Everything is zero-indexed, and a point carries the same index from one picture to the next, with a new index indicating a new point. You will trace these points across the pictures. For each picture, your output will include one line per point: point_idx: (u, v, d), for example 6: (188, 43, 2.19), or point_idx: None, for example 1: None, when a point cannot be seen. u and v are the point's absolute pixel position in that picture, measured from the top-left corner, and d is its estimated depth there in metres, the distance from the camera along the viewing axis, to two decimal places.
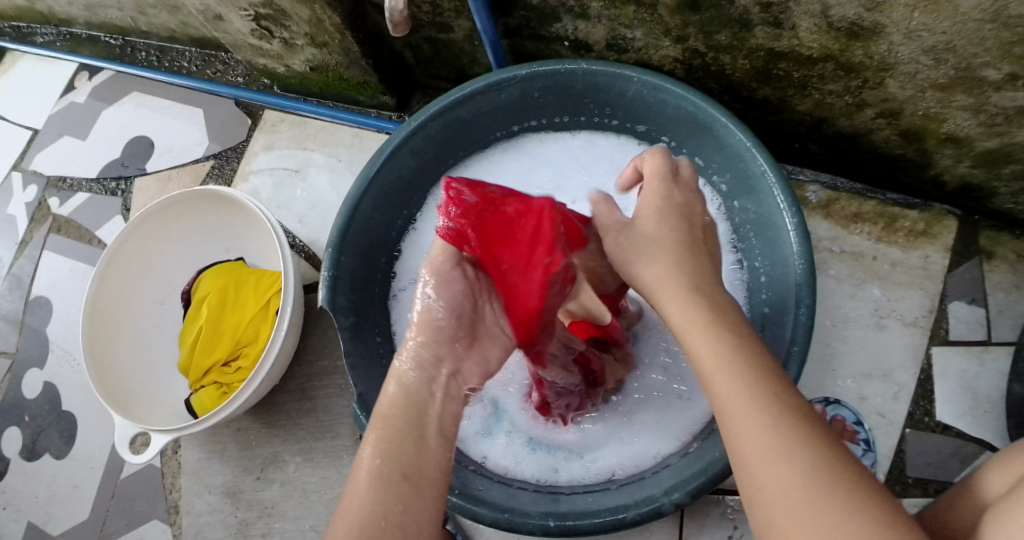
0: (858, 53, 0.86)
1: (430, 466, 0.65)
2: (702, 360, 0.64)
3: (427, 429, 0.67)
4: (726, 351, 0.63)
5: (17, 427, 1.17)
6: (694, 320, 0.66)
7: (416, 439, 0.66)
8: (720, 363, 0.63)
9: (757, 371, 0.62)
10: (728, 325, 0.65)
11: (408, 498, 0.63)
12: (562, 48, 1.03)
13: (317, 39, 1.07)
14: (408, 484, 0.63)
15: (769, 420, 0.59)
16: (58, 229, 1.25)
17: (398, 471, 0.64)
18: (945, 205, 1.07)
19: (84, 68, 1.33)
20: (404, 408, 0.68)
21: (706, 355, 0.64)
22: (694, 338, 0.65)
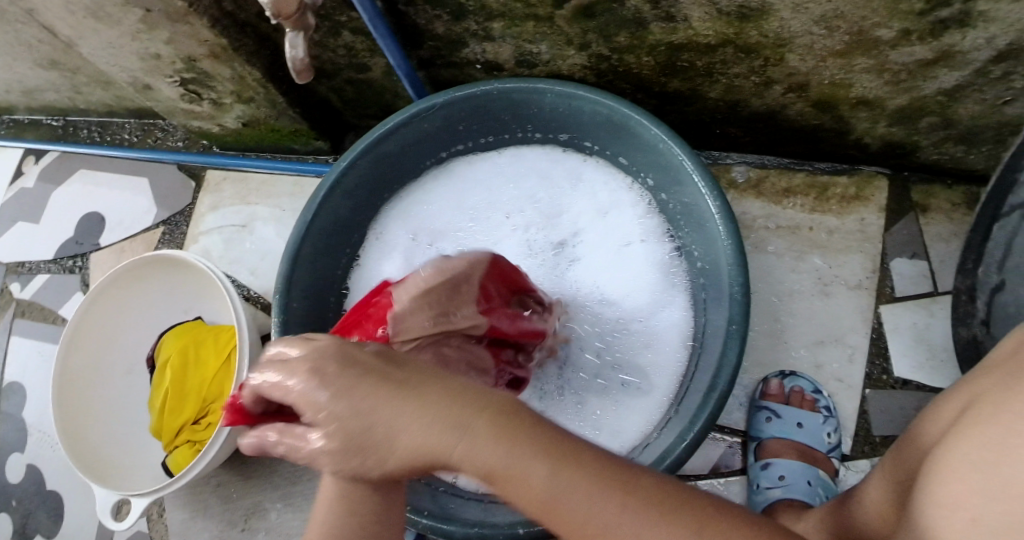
0: (753, 33, 0.89)
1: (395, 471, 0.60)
2: (531, 500, 0.58)
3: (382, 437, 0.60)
4: (549, 481, 0.58)
5: (5, 512, 1.18)
6: (501, 462, 0.58)
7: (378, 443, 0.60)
8: (557, 498, 0.58)
9: (588, 485, 0.58)
10: (525, 442, 0.59)
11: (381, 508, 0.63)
12: (476, 71, 1.06)
13: (243, 96, 1.10)
14: (374, 490, 0.59)
15: (640, 532, 0.57)
16: (22, 313, 1.27)
17: (364, 479, 0.59)
18: (873, 167, 1.10)
19: (29, 153, 1.36)
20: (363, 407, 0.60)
21: (534, 497, 0.59)
22: (515, 483, 0.58)
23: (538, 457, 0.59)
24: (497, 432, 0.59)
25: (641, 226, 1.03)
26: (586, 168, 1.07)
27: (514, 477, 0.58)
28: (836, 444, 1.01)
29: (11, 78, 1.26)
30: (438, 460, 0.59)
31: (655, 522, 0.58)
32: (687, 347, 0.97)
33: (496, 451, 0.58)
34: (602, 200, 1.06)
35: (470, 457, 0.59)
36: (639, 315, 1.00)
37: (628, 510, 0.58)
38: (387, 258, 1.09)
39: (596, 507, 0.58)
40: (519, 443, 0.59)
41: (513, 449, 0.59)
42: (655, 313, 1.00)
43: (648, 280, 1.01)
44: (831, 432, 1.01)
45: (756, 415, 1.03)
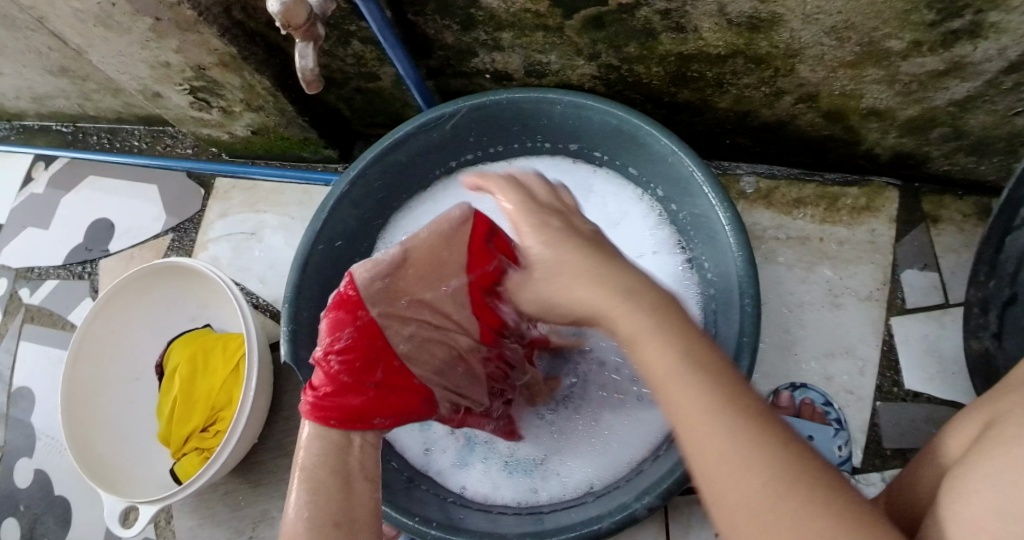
0: (763, 44, 0.89)
1: (361, 515, 0.70)
2: (652, 371, 0.61)
3: (353, 475, 0.72)
4: (712, 401, 0.58)
5: (13, 518, 1.19)
6: (670, 365, 0.60)
7: (342, 488, 0.70)
8: (710, 412, 0.58)
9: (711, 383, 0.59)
10: (676, 328, 0.62)
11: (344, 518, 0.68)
12: (485, 81, 1.06)
13: (252, 104, 1.10)
14: (340, 531, 0.68)
15: (733, 439, 0.57)
16: (31, 318, 1.27)
17: (329, 520, 0.68)
18: (884, 177, 1.09)
19: (38, 159, 1.37)
20: (327, 452, 0.72)
21: (691, 403, 0.58)
22: (674, 387, 0.59)
23: (706, 379, 0.59)
24: (675, 336, 0.61)
25: (651, 238, 1.03)
26: (596, 179, 1.07)
27: (676, 382, 0.59)
28: (846, 457, 1.00)
29: (21, 84, 1.26)
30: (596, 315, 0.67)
31: (752, 441, 0.56)
32: None
33: (670, 352, 0.60)
34: (611, 211, 1.06)
35: (644, 347, 0.62)
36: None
37: (770, 451, 0.56)
38: None
39: (739, 439, 0.56)
40: (698, 360, 0.60)
41: (662, 334, 0.62)
42: None
43: None
44: (841, 445, 1.00)
45: None
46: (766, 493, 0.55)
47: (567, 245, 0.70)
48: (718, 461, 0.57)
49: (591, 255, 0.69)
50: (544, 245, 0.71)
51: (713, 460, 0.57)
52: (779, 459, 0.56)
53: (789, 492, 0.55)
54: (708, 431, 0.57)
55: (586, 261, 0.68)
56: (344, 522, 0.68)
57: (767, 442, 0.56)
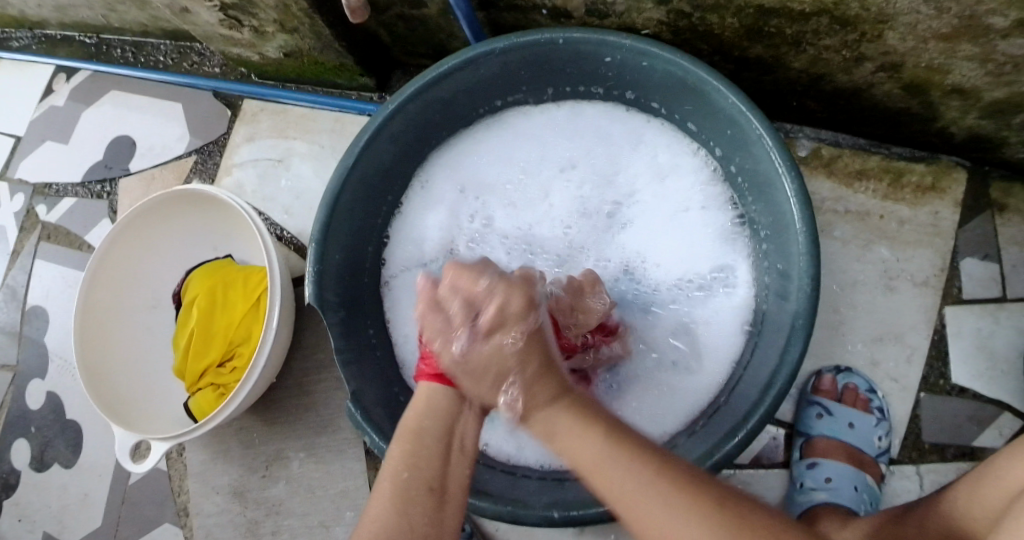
0: (853, 5, 0.81)
1: (454, 482, 0.71)
2: (580, 458, 0.68)
3: (454, 443, 0.72)
4: (643, 479, 0.65)
5: (24, 439, 1.17)
6: (595, 455, 0.67)
7: (442, 457, 0.70)
8: (646, 497, 0.65)
9: (631, 460, 0.66)
10: (594, 418, 0.70)
11: (432, 514, 0.68)
12: (540, 17, 0.99)
13: (287, 25, 1.03)
14: (433, 497, 0.69)
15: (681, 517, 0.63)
16: (48, 236, 1.23)
17: (424, 485, 0.69)
18: (953, 157, 1.02)
19: (60, 69, 1.31)
20: (431, 421, 0.72)
21: (628, 493, 0.65)
22: (606, 474, 0.66)
23: (625, 460, 0.67)
24: (601, 433, 0.68)
25: (703, 198, 0.98)
26: (649, 130, 1.00)
27: (604, 468, 0.67)
28: (885, 448, 0.97)
29: None
30: (538, 422, 0.71)
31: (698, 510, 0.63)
32: (743, 332, 0.94)
33: (593, 442, 0.68)
34: (662, 164, 1.00)
35: (564, 442, 0.69)
36: (695, 281, 0.97)
37: (705, 519, 0.63)
38: (432, 209, 1.05)
39: (673, 514, 0.63)
40: (617, 442, 0.68)
41: (581, 423, 0.69)
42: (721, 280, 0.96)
43: (704, 249, 0.97)
44: (882, 436, 0.97)
45: (806, 409, 1.00)
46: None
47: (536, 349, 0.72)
48: (666, 539, 0.64)
49: (549, 362, 0.72)
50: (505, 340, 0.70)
51: (660, 538, 0.64)
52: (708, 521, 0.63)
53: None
54: (643, 514, 0.65)
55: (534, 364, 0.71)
56: (438, 488, 0.69)
57: (702, 509, 0.64)
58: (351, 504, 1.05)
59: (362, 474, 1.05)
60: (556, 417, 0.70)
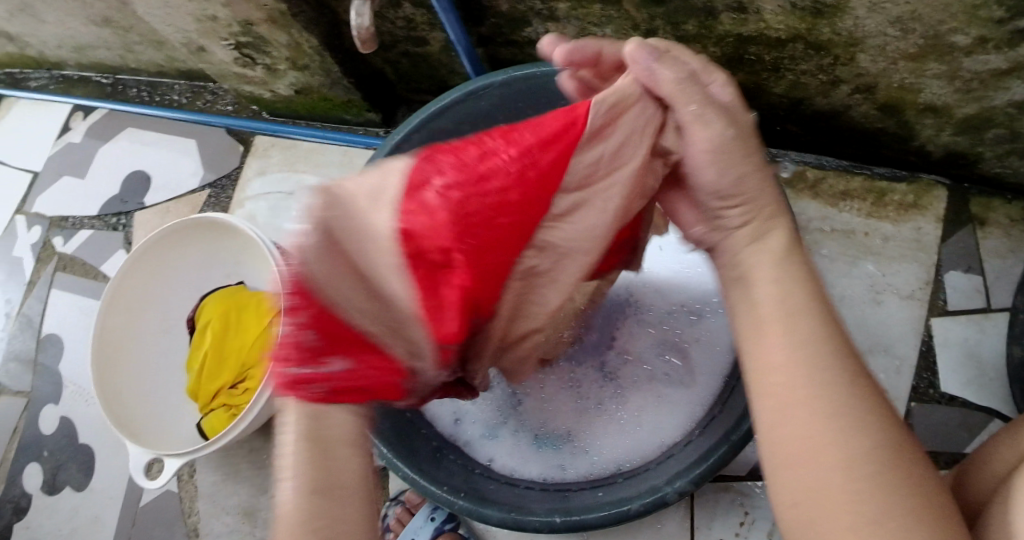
0: (825, 30, 0.87)
1: (349, 473, 0.60)
2: (761, 312, 0.62)
3: (336, 439, 0.61)
4: (823, 367, 0.58)
5: (37, 463, 1.19)
6: (776, 313, 0.61)
7: (326, 454, 0.60)
8: (805, 385, 0.58)
9: (812, 344, 0.59)
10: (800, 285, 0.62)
11: (334, 516, 0.58)
12: (536, 52, 1.05)
13: (298, 63, 1.09)
14: (324, 495, 0.58)
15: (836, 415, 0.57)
16: (64, 267, 1.27)
17: (316, 486, 0.59)
18: (933, 176, 1.07)
19: (78, 108, 1.37)
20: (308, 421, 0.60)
21: (794, 368, 0.59)
22: (772, 333, 0.61)
23: (813, 331, 0.60)
24: (794, 297, 0.61)
25: None
26: None
27: (792, 328, 0.60)
28: None
29: (63, 33, 1.26)
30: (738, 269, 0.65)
31: (848, 421, 0.57)
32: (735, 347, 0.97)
33: (793, 303, 0.61)
34: None
35: (756, 291, 0.63)
36: (685, 307, 1.00)
37: (875, 431, 0.57)
38: None
39: (835, 413, 0.57)
40: (809, 318, 0.61)
41: (780, 283, 0.62)
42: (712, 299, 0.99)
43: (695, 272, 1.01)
44: None
45: None
46: (858, 462, 0.55)
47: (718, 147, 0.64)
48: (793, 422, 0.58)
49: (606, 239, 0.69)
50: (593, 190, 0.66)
51: (805, 426, 0.57)
52: (881, 434, 0.57)
53: (879, 469, 0.56)
54: (805, 400, 0.58)
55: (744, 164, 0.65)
56: (331, 490, 0.59)
57: (848, 419, 0.57)
58: None
59: None
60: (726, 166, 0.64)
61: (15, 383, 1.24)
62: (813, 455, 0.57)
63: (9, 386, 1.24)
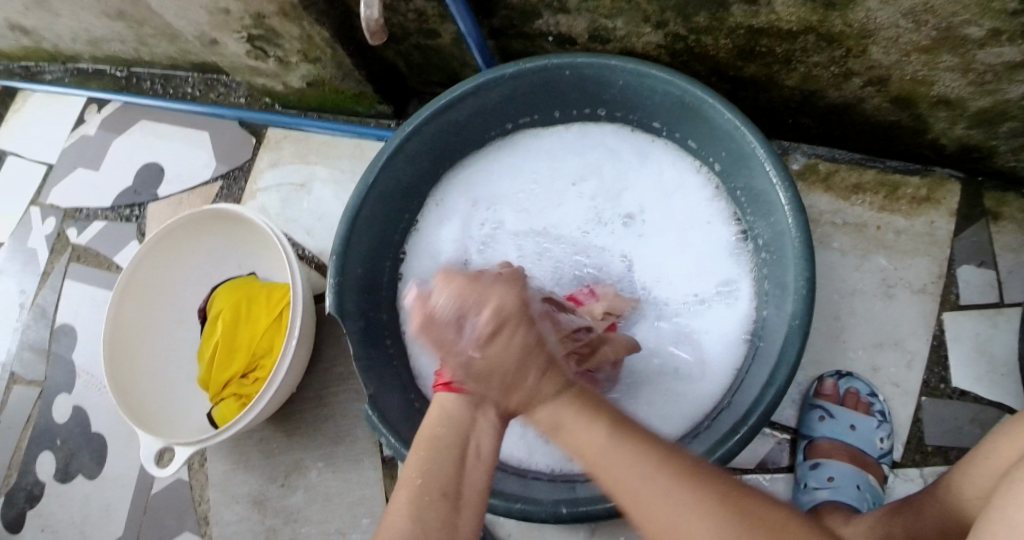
0: (837, 22, 0.86)
1: (470, 489, 0.67)
2: (585, 453, 0.66)
3: (468, 453, 0.69)
4: (653, 474, 0.63)
5: (50, 451, 1.21)
6: (598, 451, 0.65)
7: (455, 467, 0.68)
8: (653, 500, 0.62)
9: (637, 452, 0.64)
10: (602, 412, 0.67)
11: (447, 519, 0.65)
12: (547, 44, 1.05)
13: (310, 55, 1.09)
14: (448, 503, 0.66)
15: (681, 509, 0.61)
16: (78, 257, 1.29)
17: (438, 489, 0.66)
18: (947, 169, 1.06)
19: (93, 100, 1.38)
20: (445, 426, 0.69)
21: (631, 482, 0.63)
22: (607, 468, 0.64)
23: (632, 456, 0.64)
24: (601, 424, 0.66)
25: (708, 214, 1.02)
26: (653, 149, 1.05)
27: (612, 465, 0.64)
28: (887, 450, 0.99)
29: (79, 26, 1.27)
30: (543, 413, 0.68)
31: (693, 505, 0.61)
32: (746, 340, 0.96)
33: (595, 432, 0.66)
34: (667, 182, 1.05)
35: (569, 430, 0.67)
36: (698, 295, 1.00)
37: (716, 516, 0.61)
38: (446, 225, 1.09)
39: (682, 503, 0.62)
40: (625, 437, 0.65)
41: (586, 413, 0.67)
42: (724, 290, 0.99)
43: (708, 263, 1.01)
44: (883, 437, 0.99)
45: (808, 413, 1.02)
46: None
47: (523, 348, 0.67)
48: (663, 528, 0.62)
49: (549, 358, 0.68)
50: (502, 336, 0.66)
51: (653, 506, 0.62)
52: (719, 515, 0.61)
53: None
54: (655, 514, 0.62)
55: (539, 360, 0.68)
56: (451, 493, 0.66)
57: (694, 489, 0.62)
58: (368, 511, 1.07)
59: (378, 482, 1.07)
60: (560, 409, 0.67)
61: (29, 373, 1.26)
62: None
63: (23, 375, 1.26)
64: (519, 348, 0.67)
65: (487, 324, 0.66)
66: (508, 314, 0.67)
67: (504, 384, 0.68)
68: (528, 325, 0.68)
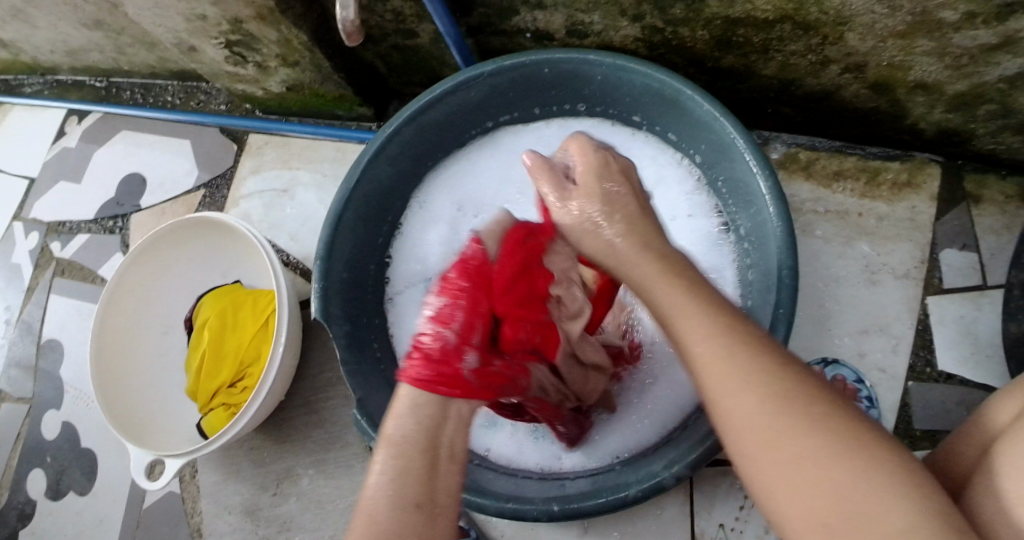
0: (813, 10, 0.87)
1: (446, 495, 0.59)
2: (665, 306, 0.67)
3: (442, 454, 0.60)
4: (722, 332, 0.62)
5: (40, 468, 1.20)
6: (679, 303, 0.66)
7: (430, 471, 0.58)
8: (722, 357, 0.61)
9: (716, 314, 0.64)
10: (695, 279, 0.68)
11: (424, 532, 0.56)
12: (525, 41, 1.06)
13: (288, 59, 1.09)
14: (424, 513, 0.57)
15: (740, 363, 0.60)
16: (62, 271, 1.28)
17: (410, 501, 0.57)
18: (926, 154, 1.07)
19: (73, 113, 1.37)
20: (416, 428, 0.59)
21: (700, 334, 0.63)
22: (680, 320, 0.65)
23: (711, 322, 0.63)
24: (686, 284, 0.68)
25: (690, 206, 1.02)
26: (633, 144, 1.05)
27: (688, 317, 0.64)
28: None
29: (56, 38, 1.26)
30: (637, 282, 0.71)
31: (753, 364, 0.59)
32: None
33: (680, 294, 0.66)
34: (648, 176, 1.05)
35: (655, 289, 0.68)
36: None
37: (773, 377, 0.58)
38: (430, 227, 1.09)
39: (740, 362, 0.60)
40: (710, 307, 0.65)
41: (673, 281, 0.68)
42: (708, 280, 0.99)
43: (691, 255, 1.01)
44: None
45: None
46: (780, 402, 0.57)
47: (627, 201, 0.77)
48: (718, 382, 0.60)
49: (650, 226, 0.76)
50: (614, 190, 0.77)
51: (712, 362, 0.61)
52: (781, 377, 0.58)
53: (785, 410, 0.57)
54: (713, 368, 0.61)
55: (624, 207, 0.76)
56: (428, 505, 0.57)
57: (761, 352, 0.60)
58: None
59: None
60: (650, 264, 0.71)
61: (16, 389, 1.25)
62: (736, 410, 0.58)
63: (10, 391, 1.25)
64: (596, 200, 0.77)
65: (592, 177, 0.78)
66: (624, 177, 0.78)
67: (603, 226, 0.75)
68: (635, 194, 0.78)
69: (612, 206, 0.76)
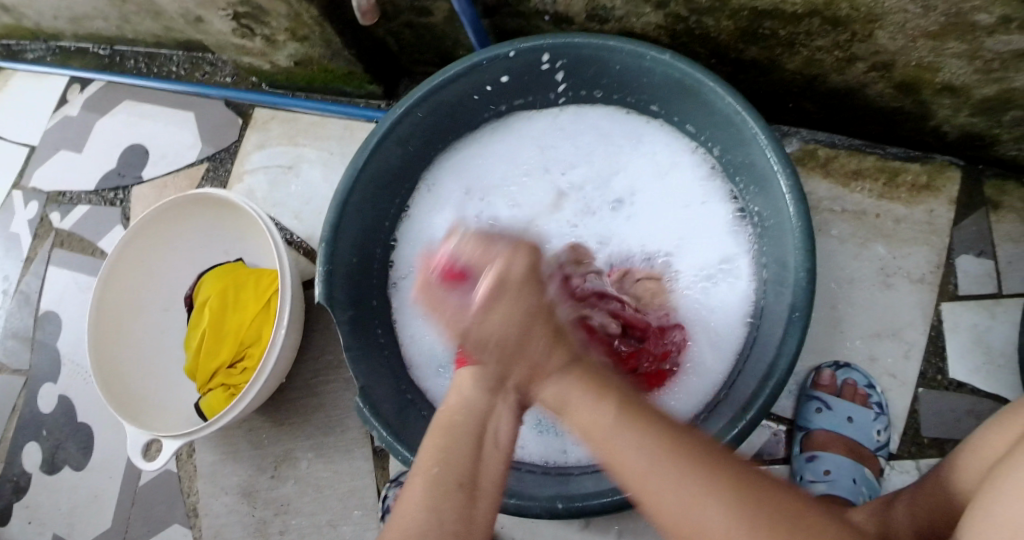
0: (844, 5, 0.84)
1: (487, 477, 0.65)
2: (583, 425, 0.62)
3: (485, 438, 0.65)
4: (638, 431, 0.60)
5: (35, 441, 1.19)
6: (583, 393, 0.62)
7: (472, 452, 0.65)
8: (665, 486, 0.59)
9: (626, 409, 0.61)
10: (606, 382, 0.63)
11: (462, 509, 0.63)
12: (544, 23, 1.03)
13: (297, 34, 1.06)
14: (465, 492, 0.63)
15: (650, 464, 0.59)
16: (61, 242, 1.26)
17: (454, 479, 0.64)
18: (947, 156, 1.05)
19: (75, 80, 1.34)
20: (470, 414, 0.66)
21: (612, 436, 0.60)
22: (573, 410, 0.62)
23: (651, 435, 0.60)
24: (607, 399, 0.62)
25: (704, 195, 1.00)
26: (649, 133, 1.03)
27: (599, 432, 0.61)
28: (884, 442, 0.98)
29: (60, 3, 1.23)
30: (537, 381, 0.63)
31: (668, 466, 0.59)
32: (745, 325, 0.95)
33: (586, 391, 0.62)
34: (663, 164, 1.03)
35: (571, 405, 0.62)
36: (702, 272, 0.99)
37: (695, 479, 0.58)
38: (438, 211, 1.07)
39: (663, 469, 0.59)
40: (635, 416, 0.61)
41: (586, 387, 0.62)
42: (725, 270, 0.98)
43: (705, 242, 0.99)
44: (881, 430, 0.98)
45: (806, 404, 1.01)
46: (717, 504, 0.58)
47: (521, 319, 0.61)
48: (648, 487, 0.59)
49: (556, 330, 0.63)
50: (495, 307, 0.61)
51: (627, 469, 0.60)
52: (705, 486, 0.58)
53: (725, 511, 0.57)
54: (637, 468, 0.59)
55: (546, 324, 0.62)
56: (468, 483, 0.64)
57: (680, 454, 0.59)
58: (360, 502, 1.05)
59: (370, 472, 1.06)
60: (563, 389, 0.63)
61: (12, 360, 1.23)
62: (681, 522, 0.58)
63: (7, 363, 1.23)
64: (524, 313, 0.62)
65: (489, 279, 0.61)
66: (519, 279, 0.62)
67: (505, 350, 0.63)
68: (536, 288, 0.63)
69: (507, 321, 0.62)
